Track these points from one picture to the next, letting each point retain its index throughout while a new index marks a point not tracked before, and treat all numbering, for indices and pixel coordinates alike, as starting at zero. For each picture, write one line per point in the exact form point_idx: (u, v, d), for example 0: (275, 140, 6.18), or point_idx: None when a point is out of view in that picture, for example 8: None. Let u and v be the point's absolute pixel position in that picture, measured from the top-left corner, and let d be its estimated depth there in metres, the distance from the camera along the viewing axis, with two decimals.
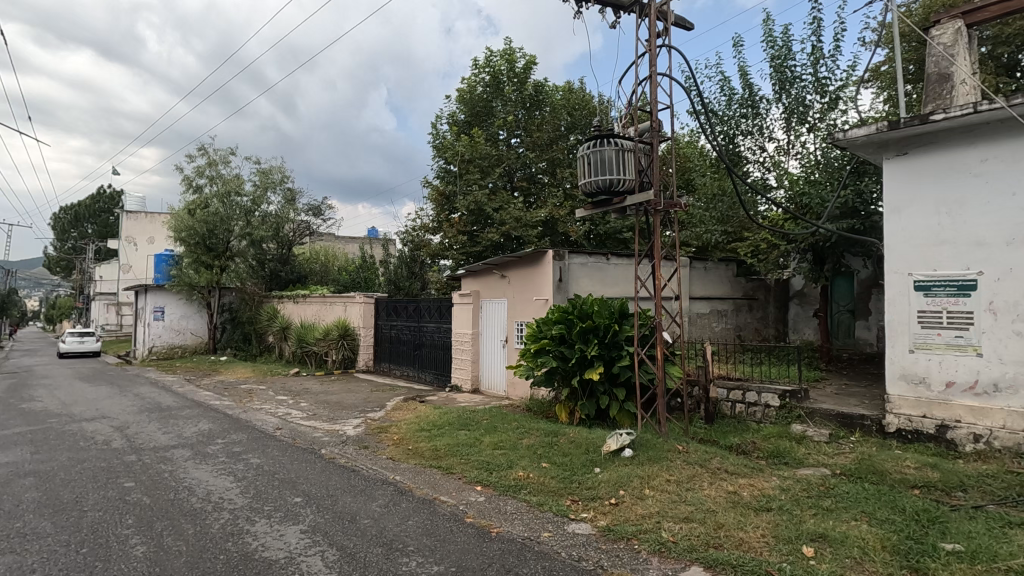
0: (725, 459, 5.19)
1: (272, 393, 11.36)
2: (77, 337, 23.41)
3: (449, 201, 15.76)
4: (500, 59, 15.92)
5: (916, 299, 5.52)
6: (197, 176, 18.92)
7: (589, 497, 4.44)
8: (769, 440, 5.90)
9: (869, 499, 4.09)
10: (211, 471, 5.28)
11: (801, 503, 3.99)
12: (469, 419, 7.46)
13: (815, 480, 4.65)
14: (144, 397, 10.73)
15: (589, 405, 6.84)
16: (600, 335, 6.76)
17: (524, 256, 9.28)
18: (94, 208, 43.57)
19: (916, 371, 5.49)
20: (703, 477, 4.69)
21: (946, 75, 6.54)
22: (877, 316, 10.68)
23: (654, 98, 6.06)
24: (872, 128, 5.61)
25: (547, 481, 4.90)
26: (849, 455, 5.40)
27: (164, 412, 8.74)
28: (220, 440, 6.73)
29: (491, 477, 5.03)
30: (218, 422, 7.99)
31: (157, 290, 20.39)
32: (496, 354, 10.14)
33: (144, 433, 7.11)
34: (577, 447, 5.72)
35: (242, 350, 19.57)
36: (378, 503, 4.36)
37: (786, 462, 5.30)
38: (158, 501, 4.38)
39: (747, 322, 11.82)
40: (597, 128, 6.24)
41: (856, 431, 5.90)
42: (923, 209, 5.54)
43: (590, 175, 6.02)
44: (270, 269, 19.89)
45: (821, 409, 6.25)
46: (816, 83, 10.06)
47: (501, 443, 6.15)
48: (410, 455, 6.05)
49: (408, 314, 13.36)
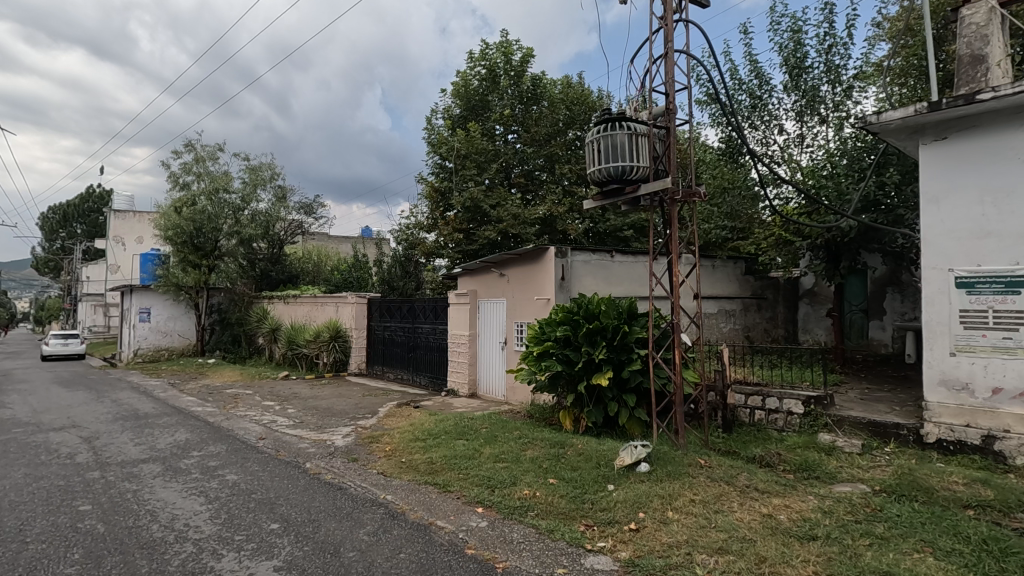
0: (753, 475, 4.68)
1: (260, 398, 10.82)
2: (61, 339, 22.65)
3: (444, 198, 15.21)
4: (497, 52, 15.33)
5: (957, 297, 5.04)
6: (184, 173, 18.31)
7: (605, 522, 3.92)
8: (795, 451, 5.42)
9: (925, 525, 3.61)
10: (181, 491, 4.72)
11: (851, 530, 3.50)
12: (467, 427, 6.94)
13: (858, 500, 4.15)
14: (122, 403, 10.12)
15: (597, 412, 6.33)
16: (608, 336, 6.25)
17: (524, 253, 8.77)
18: (84, 207, 42.69)
19: (957, 376, 5.01)
20: (731, 497, 4.18)
21: (980, 57, 6.07)
22: (892, 316, 10.27)
23: (670, 78, 5.55)
24: (909, 110, 5.14)
25: (555, 500, 4.38)
26: (887, 468, 4.90)
27: (139, 421, 8.16)
28: (196, 453, 6.17)
29: (493, 496, 4.51)
30: (198, 431, 7.44)
31: (143, 290, 19.71)
32: (495, 357, 9.62)
33: (113, 445, 6.54)
34: (586, 461, 5.21)
35: (231, 352, 18.98)
36: (366, 531, 3.84)
37: (817, 477, 4.81)
38: (115, 530, 3.82)
39: (756, 322, 11.35)
40: (608, 112, 5.75)
41: (891, 441, 5.42)
42: (964, 199, 5.07)
43: (601, 162, 5.52)
44: (260, 269, 19.31)
45: (850, 417, 5.77)
46: (830, 72, 9.61)
47: (502, 456, 5.63)
48: (404, 469, 5.51)
49: (402, 315, 12.83)
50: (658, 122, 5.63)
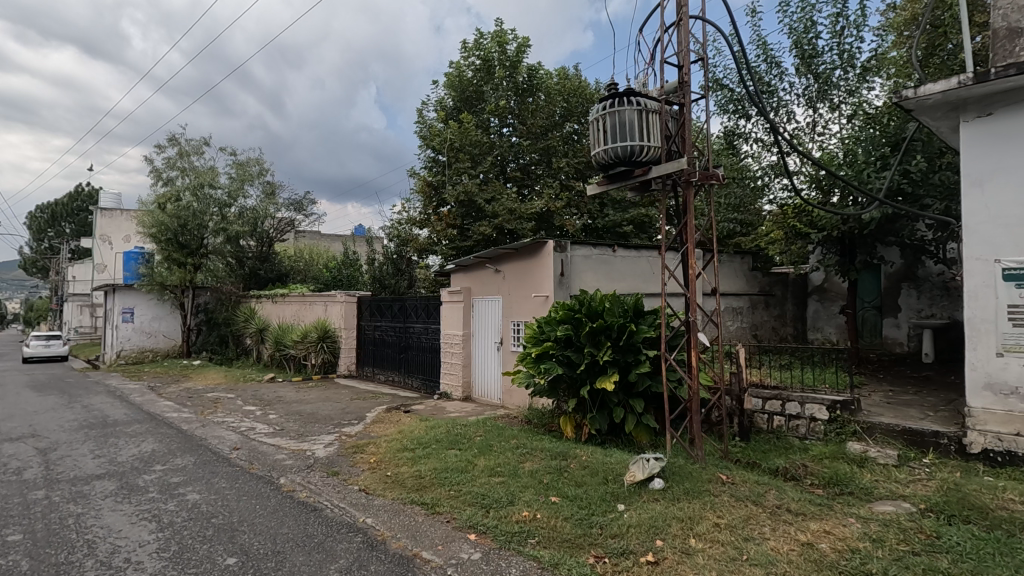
0: (783, 493, 4.13)
1: (241, 402, 10.21)
2: (43, 340, 21.89)
3: (437, 193, 14.54)
4: (491, 42, 14.69)
5: (1005, 291, 4.51)
6: (168, 169, 17.69)
7: (618, 552, 3.37)
8: (822, 462, 4.89)
9: (995, 558, 3.08)
10: (129, 516, 4.12)
11: (911, 567, 2.97)
12: (459, 436, 6.38)
13: (907, 523, 3.62)
14: (93, 409, 9.50)
15: (601, 418, 5.78)
16: (612, 336, 5.73)
17: (521, 248, 8.21)
18: (71, 207, 41.80)
19: (1005, 380, 4.48)
20: (761, 521, 3.64)
21: (1018, 30, 5.37)
22: (908, 313, 9.77)
23: (683, 49, 5.00)
24: (951, 82, 4.60)
25: (559, 524, 3.82)
26: (929, 484, 4.38)
27: (106, 430, 7.54)
28: (159, 467, 5.58)
29: (487, 520, 3.94)
30: (167, 441, 6.84)
31: (126, 290, 19.01)
32: (489, 359, 9.09)
33: (68, 458, 5.92)
34: (592, 476, 4.65)
35: (218, 353, 18.36)
36: (338, 567, 3.27)
37: (851, 493, 4.29)
38: (39, 569, 3.23)
39: (764, 321, 10.85)
40: (614, 88, 5.20)
41: (930, 452, 4.89)
42: (1013, 182, 4.54)
43: (607, 142, 4.97)
44: (249, 268, 18.55)
45: (881, 424, 5.24)
46: (844, 54, 9.10)
47: (498, 469, 5.07)
48: (388, 485, 4.93)
49: (392, 314, 12.24)
50: (671, 98, 5.07)
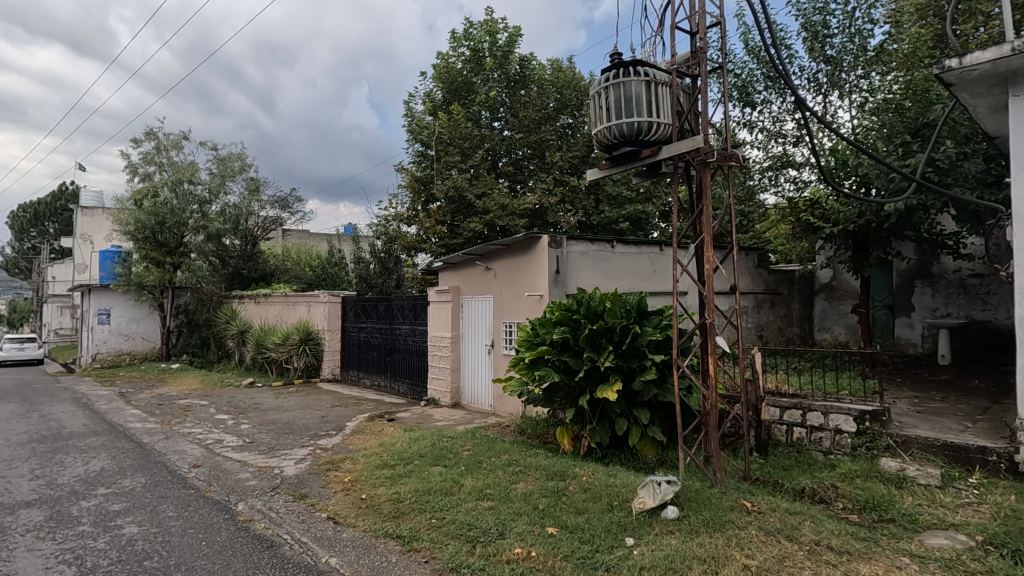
0: (820, 524, 3.53)
1: (214, 411, 9.49)
2: (15, 343, 20.86)
3: (426, 188, 13.86)
4: (481, 31, 14.03)
5: None
6: (144, 164, 16.87)
7: None
8: (853, 482, 4.31)
9: None
10: (46, 559, 3.46)
11: None
12: (445, 450, 5.74)
13: (972, 565, 3.03)
14: (50, 419, 8.72)
15: (602, 430, 5.17)
16: (614, 340, 5.14)
17: (513, 244, 7.61)
18: (54, 206, 40.72)
19: None
20: (799, 562, 3.06)
21: None
22: (921, 312, 9.27)
23: (698, 13, 4.41)
24: (1004, 49, 4.01)
25: (558, 565, 3.20)
26: (981, 510, 3.80)
27: (57, 444, 6.83)
28: (102, 491, 4.90)
29: (472, 561, 3.31)
30: (121, 458, 6.14)
31: (102, 290, 18.17)
32: (480, 363, 8.47)
33: (2, 481, 5.23)
34: (596, 501, 4.04)
35: (199, 356, 17.59)
36: None
37: (895, 522, 3.70)
38: None
39: (770, 321, 10.30)
40: (617, 58, 4.62)
41: (976, 471, 4.32)
42: None
43: (611, 119, 4.37)
44: (232, 267, 17.70)
45: (918, 438, 4.68)
46: (856, 36, 8.56)
47: (487, 491, 4.45)
48: (361, 512, 4.28)
49: (378, 314, 11.59)
50: (682, 70, 4.50)
